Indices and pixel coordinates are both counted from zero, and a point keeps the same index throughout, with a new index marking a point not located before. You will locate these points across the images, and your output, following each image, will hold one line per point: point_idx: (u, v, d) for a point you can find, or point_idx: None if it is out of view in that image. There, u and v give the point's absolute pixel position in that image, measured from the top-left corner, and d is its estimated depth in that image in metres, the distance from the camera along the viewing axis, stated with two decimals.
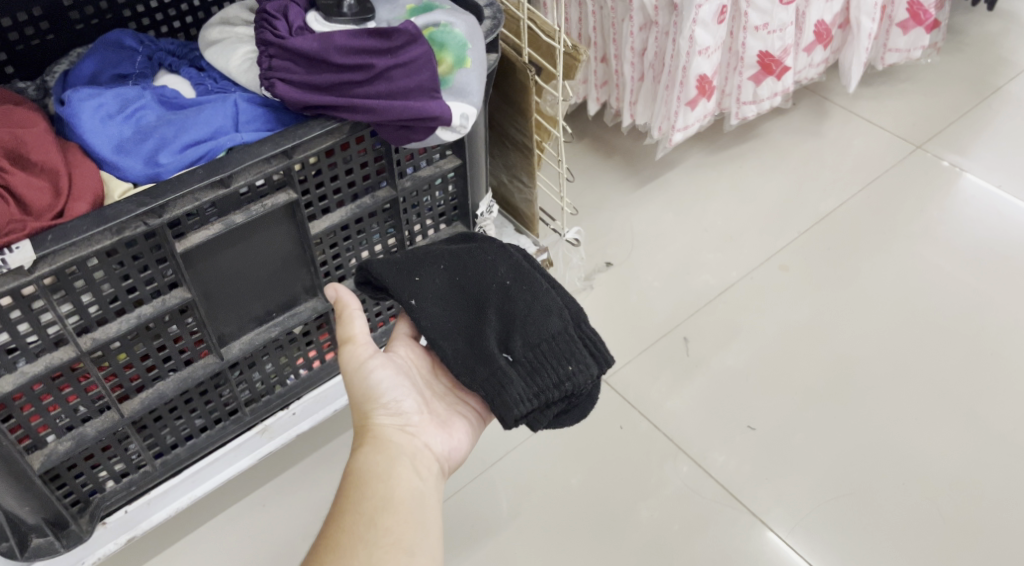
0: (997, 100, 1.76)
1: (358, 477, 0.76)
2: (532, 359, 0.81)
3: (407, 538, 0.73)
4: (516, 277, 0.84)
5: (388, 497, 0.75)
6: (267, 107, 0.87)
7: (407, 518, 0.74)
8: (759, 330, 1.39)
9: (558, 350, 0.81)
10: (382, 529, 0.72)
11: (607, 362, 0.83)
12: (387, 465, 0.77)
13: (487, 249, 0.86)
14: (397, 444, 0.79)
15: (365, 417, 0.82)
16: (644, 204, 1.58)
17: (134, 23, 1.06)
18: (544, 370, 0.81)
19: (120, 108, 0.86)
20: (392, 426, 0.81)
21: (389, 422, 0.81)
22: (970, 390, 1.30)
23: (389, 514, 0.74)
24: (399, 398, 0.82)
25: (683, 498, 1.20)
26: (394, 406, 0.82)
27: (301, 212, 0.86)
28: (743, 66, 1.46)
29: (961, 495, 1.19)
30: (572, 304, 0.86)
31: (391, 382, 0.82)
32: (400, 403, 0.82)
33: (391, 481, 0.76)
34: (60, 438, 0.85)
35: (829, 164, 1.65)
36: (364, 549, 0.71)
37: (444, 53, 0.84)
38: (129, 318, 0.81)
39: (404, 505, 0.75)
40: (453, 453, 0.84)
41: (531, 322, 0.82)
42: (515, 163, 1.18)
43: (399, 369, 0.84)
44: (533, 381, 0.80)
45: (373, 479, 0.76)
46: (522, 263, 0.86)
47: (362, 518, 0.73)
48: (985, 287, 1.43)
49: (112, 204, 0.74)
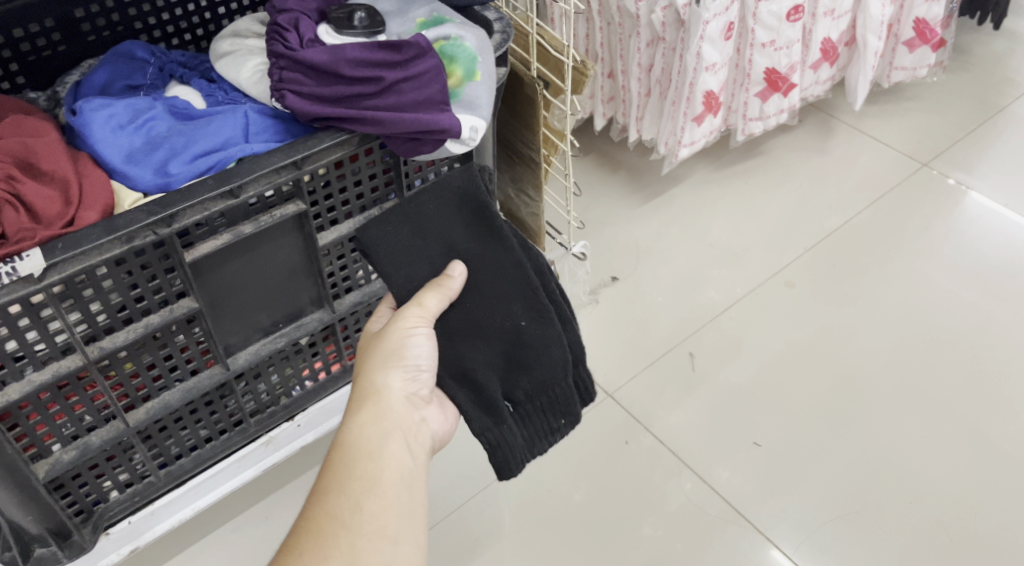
0: (1002, 119, 1.77)
1: (347, 449, 0.75)
2: (531, 408, 0.84)
3: (391, 525, 0.72)
4: (532, 319, 0.81)
5: (377, 479, 0.74)
6: (277, 119, 0.88)
7: (393, 503, 0.73)
8: (765, 346, 1.39)
9: (554, 399, 0.85)
10: (366, 514, 0.72)
11: (588, 399, 0.89)
12: (380, 444, 0.75)
13: (505, 276, 0.81)
14: (397, 418, 0.77)
15: (376, 375, 0.78)
16: (649, 219, 1.58)
17: (145, 34, 1.07)
18: (539, 420, 0.85)
19: (131, 118, 0.87)
20: (399, 392, 0.78)
21: (399, 386, 0.78)
22: (976, 408, 1.30)
23: (376, 498, 0.73)
24: (421, 366, 0.79)
25: (687, 514, 1.19)
26: (414, 372, 0.78)
27: (309, 223, 0.86)
28: (749, 83, 1.46)
29: (967, 515, 1.18)
30: (575, 345, 0.86)
31: (424, 353, 0.78)
32: (418, 372, 0.79)
33: (382, 459, 0.75)
34: (65, 447, 0.85)
35: (835, 181, 1.65)
36: (348, 534, 0.70)
37: (454, 66, 0.85)
38: (137, 328, 0.81)
39: (392, 489, 0.74)
40: (442, 433, 0.82)
41: (538, 373, 0.83)
42: (522, 177, 1.19)
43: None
44: (527, 431, 0.85)
45: (363, 457, 0.75)
46: (538, 296, 0.81)
47: (349, 501, 0.72)
48: (991, 305, 1.43)
49: (122, 213, 0.74)
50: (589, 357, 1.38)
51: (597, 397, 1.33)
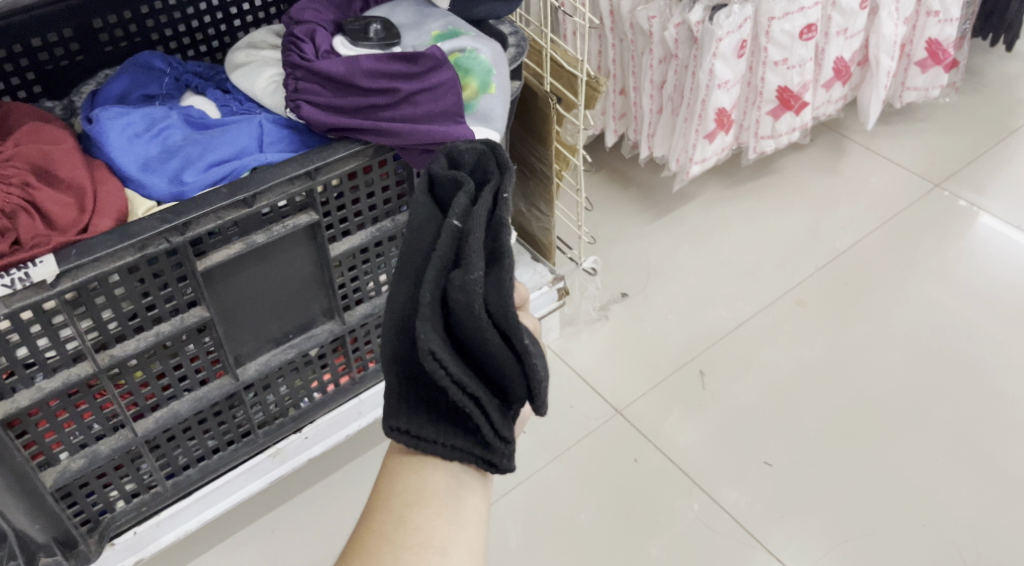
0: (1015, 140, 1.76)
1: (392, 463, 0.68)
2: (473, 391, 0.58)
3: (438, 534, 0.64)
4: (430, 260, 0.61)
5: (419, 488, 0.65)
6: (293, 129, 0.88)
7: (443, 512, 0.65)
8: (776, 365, 1.38)
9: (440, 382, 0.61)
10: (411, 527, 0.64)
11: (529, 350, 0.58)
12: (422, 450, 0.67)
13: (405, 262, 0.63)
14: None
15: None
16: (660, 235, 1.58)
17: (162, 46, 1.08)
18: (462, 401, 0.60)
19: (146, 127, 0.87)
20: None
21: None
22: (990, 430, 1.28)
23: (419, 508, 0.65)
24: None
25: (696, 534, 1.18)
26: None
27: (322, 234, 0.86)
28: (761, 101, 1.46)
29: (980, 539, 1.17)
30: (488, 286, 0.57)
31: None
32: None
33: (426, 467, 0.66)
34: (73, 456, 0.84)
35: (846, 200, 1.65)
36: (391, 551, 0.63)
37: (469, 78, 0.84)
38: (148, 336, 0.81)
39: (438, 496, 0.65)
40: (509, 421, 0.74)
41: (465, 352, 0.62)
42: (534, 191, 1.19)
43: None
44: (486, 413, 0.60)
45: (406, 467, 0.67)
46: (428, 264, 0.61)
47: (392, 516, 0.65)
48: (1004, 327, 1.42)
49: (137, 221, 0.74)
50: (599, 373, 1.37)
51: (606, 414, 1.32)
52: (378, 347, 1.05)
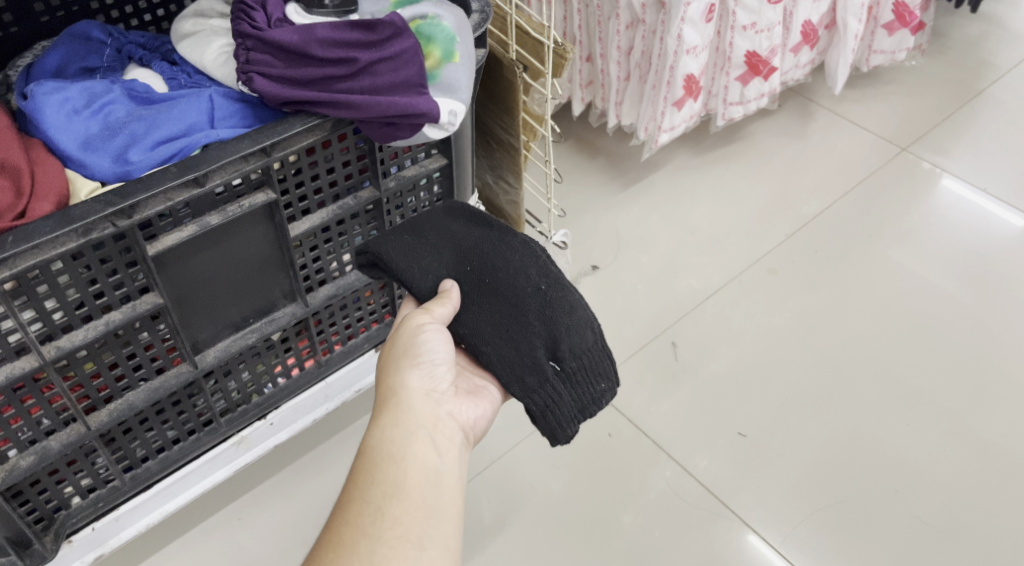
0: (980, 103, 1.76)
1: (371, 455, 0.73)
2: (569, 362, 0.83)
3: (415, 530, 0.68)
4: (551, 285, 0.85)
5: (399, 483, 0.71)
6: (245, 103, 0.83)
7: (418, 507, 0.70)
8: (747, 334, 1.36)
9: (596, 366, 0.85)
10: (389, 519, 0.68)
11: (581, 315, 0.85)
12: (402, 445, 0.73)
13: (462, 249, 0.86)
14: (417, 415, 0.76)
15: (393, 375, 0.78)
16: (629, 205, 1.55)
17: (102, 15, 1.01)
18: (584, 384, 0.84)
19: (86, 103, 0.82)
20: (416, 391, 0.78)
21: (418, 385, 0.78)
22: (959, 394, 1.28)
23: (396, 502, 0.70)
24: (436, 360, 0.79)
25: (668, 503, 1.17)
26: (430, 366, 0.79)
27: (280, 213, 0.82)
28: (729, 66, 1.43)
29: (951, 502, 1.17)
30: (541, 275, 0.85)
31: (438, 347, 0.80)
32: (435, 367, 0.79)
33: (404, 462, 0.72)
34: (22, 453, 0.80)
35: (814, 166, 1.63)
36: (369, 543, 0.67)
37: (432, 46, 0.80)
38: (97, 326, 0.76)
39: (417, 491, 0.71)
40: (476, 422, 0.81)
41: (516, 322, 0.83)
42: (501, 163, 1.15)
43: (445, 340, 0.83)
44: (574, 392, 0.84)
45: (385, 461, 0.72)
46: (491, 256, 0.85)
47: (370, 509, 0.69)
48: (972, 291, 1.42)
49: (78, 204, 0.69)
50: None
51: None
52: (344, 328, 1.02)
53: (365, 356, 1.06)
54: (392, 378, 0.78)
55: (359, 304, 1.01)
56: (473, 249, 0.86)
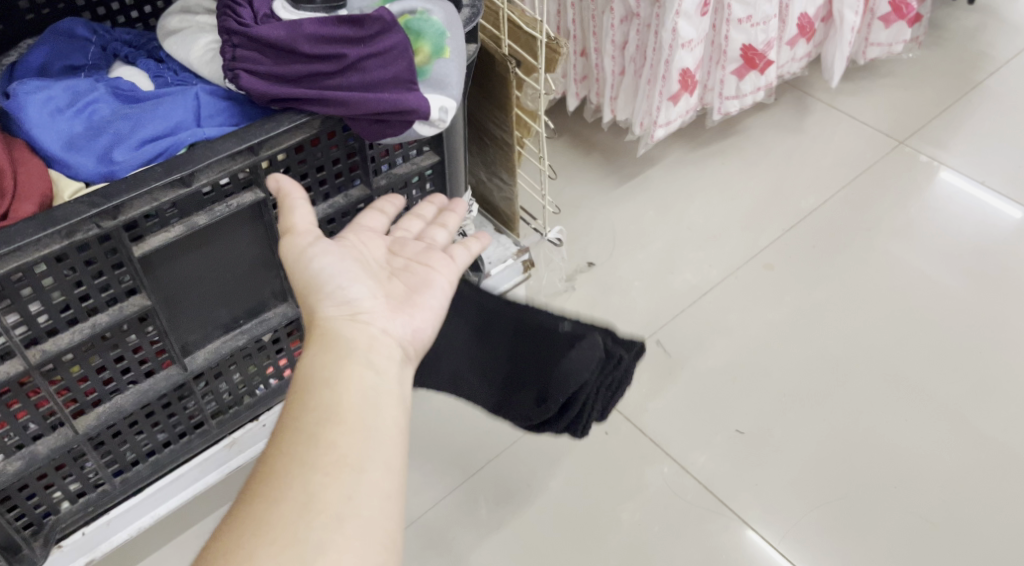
0: (977, 95, 1.75)
1: (299, 388, 0.65)
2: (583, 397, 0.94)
3: (354, 452, 0.61)
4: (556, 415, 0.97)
5: (334, 406, 0.63)
6: (232, 101, 0.82)
7: (356, 429, 0.62)
8: (745, 330, 1.35)
9: (601, 374, 0.96)
10: (325, 444, 0.61)
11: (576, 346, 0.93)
12: (331, 370, 0.65)
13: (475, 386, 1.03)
14: (345, 340, 0.67)
15: (308, 308, 0.70)
16: (625, 201, 1.54)
17: (88, 12, 1.00)
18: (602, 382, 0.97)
19: (70, 102, 0.81)
20: (338, 315, 0.69)
21: (337, 313, 0.69)
22: (958, 389, 1.27)
23: (331, 426, 0.62)
24: (344, 282, 0.70)
25: (667, 501, 1.16)
26: (338, 290, 0.70)
27: (268, 212, 0.81)
28: (725, 60, 1.42)
29: (951, 498, 1.16)
30: (545, 398, 0.96)
31: (336, 267, 0.71)
32: (347, 289, 0.70)
33: (337, 385, 0.64)
34: (9, 458, 0.79)
35: (811, 160, 1.62)
36: (307, 473, 0.60)
37: (421, 42, 0.78)
38: (83, 329, 0.75)
39: (352, 413, 0.63)
40: (420, 332, 0.71)
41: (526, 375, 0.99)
42: (494, 160, 1.13)
43: (358, 250, 0.75)
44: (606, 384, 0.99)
45: (318, 388, 0.64)
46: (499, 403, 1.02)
47: (302, 439, 0.62)
48: (970, 285, 1.41)
49: (62, 205, 0.68)
50: None
51: None
52: None
53: None
54: (306, 310, 0.70)
55: None
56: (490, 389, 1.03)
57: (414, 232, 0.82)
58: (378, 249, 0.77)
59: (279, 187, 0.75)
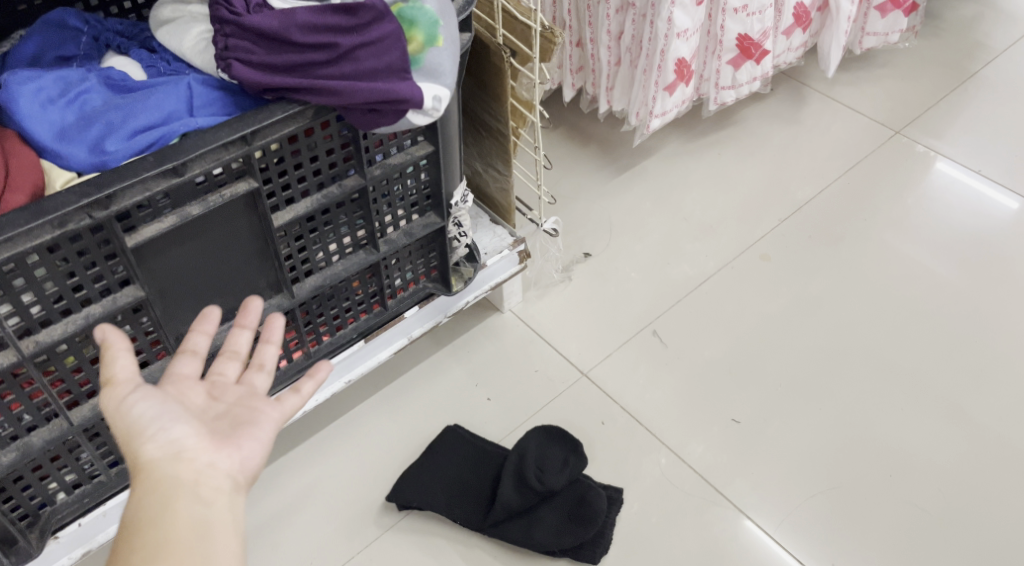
0: (974, 85, 1.74)
1: (119, 533, 0.57)
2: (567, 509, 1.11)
3: None
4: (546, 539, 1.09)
5: (161, 544, 0.56)
6: (224, 91, 0.82)
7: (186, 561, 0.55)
8: (741, 320, 1.35)
9: (578, 515, 1.10)
10: None
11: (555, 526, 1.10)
12: (158, 507, 0.58)
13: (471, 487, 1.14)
14: (165, 480, 0.59)
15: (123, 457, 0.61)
16: (622, 192, 1.54)
17: (81, 3, 0.99)
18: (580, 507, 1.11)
19: (62, 92, 0.80)
20: (158, 454, 0.61)
21: (158, 452, 0.61)
22: (954, 379, 1.28)
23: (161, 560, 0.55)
24: (166, 423, 0.62)
25: (663, 491, 1.16)
26: (161, 432, 0.62)
27: (262, 203, 0.80)
28: (721, 50, 1.41)
29: (946, 486, 1.17)
30: (535, 528, 1.09)
31: (157, 411, 0.63)
32: (170, 430, 0.62)
33: (161, 524, 0.57)
34: (4, 450, 0.79)
35: (807, 150, 1.62)
36: None
37: (414, 30, 0.78)
38: (76, 320, 0.75)
39: (181, 548, 0.56)
40: (246, 464, 0.64)
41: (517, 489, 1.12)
42: (489, 150, 1.13)
43: (172, 400, 0.66)
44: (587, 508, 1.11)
45: (139, 530, 0.57)
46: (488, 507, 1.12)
47: None
48: (966, 275, 1.41)
49: (53, 196, 0.68)
50: (562, 334, 1.33)
51: (571, 377, 1.28)
52: (332, 318, 1.01)
53: (354, 348, 1.05)
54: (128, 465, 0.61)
55: (347, 295, 1.00)
56: (483, 517, 1.11)
57: (232, 375, 0.71)
58: (200, 392, 0.68)
59: (105, 340, 0.66)
